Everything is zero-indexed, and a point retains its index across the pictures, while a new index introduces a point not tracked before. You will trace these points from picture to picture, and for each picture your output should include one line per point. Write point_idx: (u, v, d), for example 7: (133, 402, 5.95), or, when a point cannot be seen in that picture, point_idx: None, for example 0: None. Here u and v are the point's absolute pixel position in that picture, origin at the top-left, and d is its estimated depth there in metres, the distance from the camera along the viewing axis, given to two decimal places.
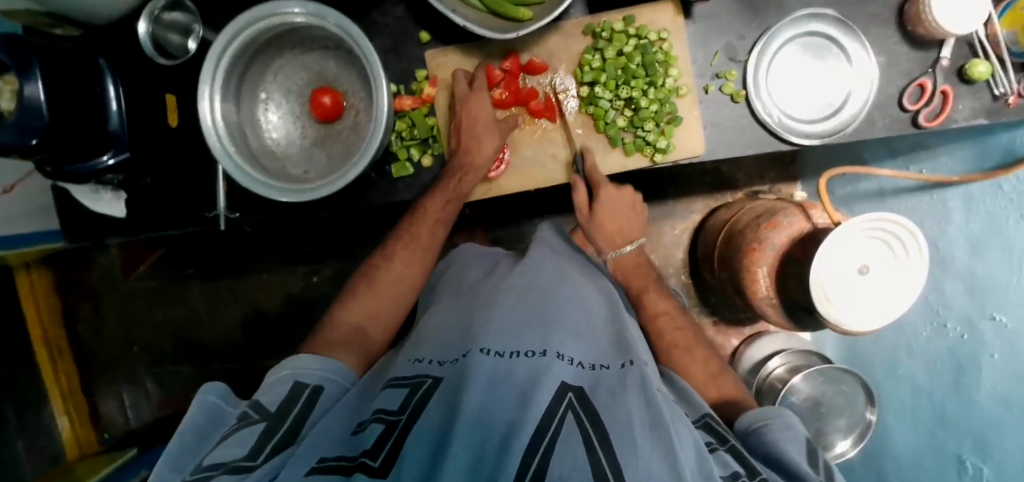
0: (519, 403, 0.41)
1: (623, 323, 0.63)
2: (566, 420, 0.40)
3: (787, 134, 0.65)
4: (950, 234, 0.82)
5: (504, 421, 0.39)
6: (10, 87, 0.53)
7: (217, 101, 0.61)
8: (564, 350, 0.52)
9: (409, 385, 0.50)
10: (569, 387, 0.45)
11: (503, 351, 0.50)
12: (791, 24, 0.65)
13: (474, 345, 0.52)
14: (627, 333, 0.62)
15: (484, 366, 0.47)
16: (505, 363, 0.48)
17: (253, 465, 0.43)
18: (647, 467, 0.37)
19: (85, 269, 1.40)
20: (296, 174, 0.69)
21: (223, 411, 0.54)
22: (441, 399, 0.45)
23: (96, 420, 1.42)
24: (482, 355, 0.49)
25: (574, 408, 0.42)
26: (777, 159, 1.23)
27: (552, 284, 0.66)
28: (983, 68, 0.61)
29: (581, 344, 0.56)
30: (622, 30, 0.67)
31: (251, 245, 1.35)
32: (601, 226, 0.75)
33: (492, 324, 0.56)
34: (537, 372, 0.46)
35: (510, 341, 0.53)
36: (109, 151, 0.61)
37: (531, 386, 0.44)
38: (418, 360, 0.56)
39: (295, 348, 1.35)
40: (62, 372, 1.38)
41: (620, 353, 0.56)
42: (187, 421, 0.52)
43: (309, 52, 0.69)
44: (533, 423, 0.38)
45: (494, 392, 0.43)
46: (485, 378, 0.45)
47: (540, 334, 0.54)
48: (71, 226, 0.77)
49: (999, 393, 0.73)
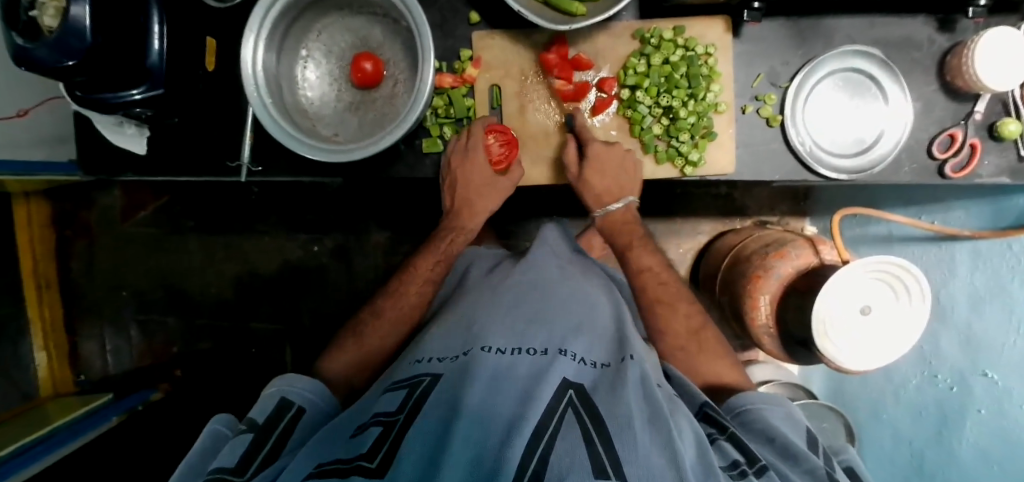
0: (521, 401, 0.41)
1: (625, 322, 0.62)
2: (565, 416, 0.40)
3: (816, 165, 0.67)
4: (954, 287, 0.82)
5: (505, 417, 0.39)
6: (55, 3, 0.53)
7: (260, 50, 0.61)
8: (567, 346, 0.53)
9: (407, 386, 0.49)
10: (570, 384, 0.45)
11: (504, 348, 0.51)
12: (836, 58, 0.66)
13: (476, 344, 0.52)
14: (627, 332, 0.60)
15: (487, 363, 0.47)
16: (508, 360, 0.48)
17: (241, 480, 0.43)
18: (647, 460, 0.36)
19: (84, 206, 1.38)
20: (326, 135, 0.68)
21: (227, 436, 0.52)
22: (442, 395, 0.44)
23: (75, 361, 1.39)
24: (484, 352, 0.49)
25: (575, 405, 0.41)
26: (790, 193, 1.24)
27: (552, 285, 0.66)
28: (1015, 127, 0.63)
29: (584, 340, 0.55)
30: (671, 39, 0.67)
31: (255, 205, 1.34)
32: (588, 184, 0.71)
33: (494, 319, 0.57)
34: (538, 369, 0.46)
35: (513, 336, 0.53)
36: (141, 85, 0.61)
37: (531, 385, 0.43)
38: (418, 359, 0.55)
39: (286, 314, 1.34)
40: (47, 306, 1.36)
41: (619, 349, 0.56)
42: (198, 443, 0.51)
43: (356, 15, 0.69)
44: (535, 419, 0.38)
45: (496, 389, 0.42)
46: (489, 373, 0.45)
47: (546, 332, 0.54)
48: (88, 157, 0.76)
49: (985, 443, 0.74)
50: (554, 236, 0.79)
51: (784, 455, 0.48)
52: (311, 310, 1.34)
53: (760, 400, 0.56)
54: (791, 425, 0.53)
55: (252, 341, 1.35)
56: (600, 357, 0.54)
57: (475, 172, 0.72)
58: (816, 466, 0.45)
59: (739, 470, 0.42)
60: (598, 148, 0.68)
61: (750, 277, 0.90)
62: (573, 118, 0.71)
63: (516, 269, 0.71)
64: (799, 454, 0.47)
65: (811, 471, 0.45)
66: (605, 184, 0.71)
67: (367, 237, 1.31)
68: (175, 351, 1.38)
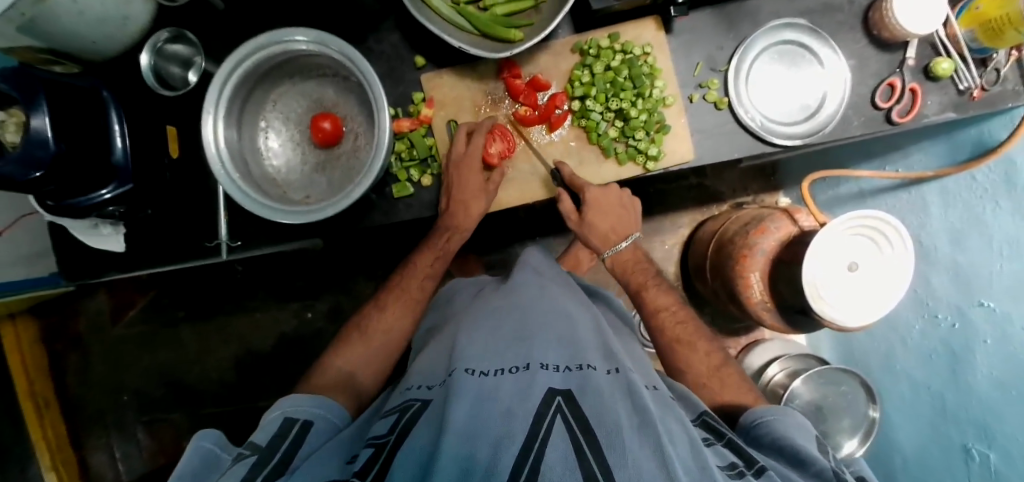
0: (505, 417, 0.41)
1: (607, 335, 0.63)
2: (555, 422, 0.40)
3: (769, 136, 0.69)
4: (931, 227, 0.84)
5: (490, 441, 0.38)
6: (15, 119, 0.55)
7: (220, 128, 0.63)
8: (547, 359, 0.52)
9: (397, 411, 0.50)
10: (556, 391, 0.45)
11: (487, 370, 0.50)
12: (765, 34, 0.70)
13: (459, 365, 0.51)
14: (613, 345, 0.60)
15: (469, 385, 0.46)
16: (490, 381, 0.47)
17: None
18: (637, 462, 0.37)
19: (72, 317, 1.36)
20: (297, 199, 0.70)
21: (218, 456, 0.49)
22: (427, 423, 0.44)
23: (85, 476, 1.35)
24: (466, 374, 0.48)
25: (563, 411, 0.42)
26: (758, 171, 1.27)
27: (531, 301, 0.67)
28: (947, 64, 0.66)
29: (565, 349, 0.55)
30: (608, 46, 0.71)
31: (242, 283, 1.34)
32: (593, 227, 0.75)
33: (476, 343, 0.56)
34: (522, 386, 0.46)
35: (495, 359, 0.52)
36: (110, 184, 0.62)
37: (517, 401, 0.43)
38: (407, 387, 0.56)
39: (290, 386, 1.32)
40: (49, 425, 1.32)
41: (607, 359, 0.56)
42: (179, 472, 0.47)
43: (307, 80, 0.71)
44: (520, 439, 0.38)
45: (479, 409, 0.42)
46: (471, 396, 0.44)
47: (527, 348, 0.54)
48: (68, 265, 0.77)
49: (994, 376, 0.72)
50: (539, 261, 0.81)
51: (792, 461, 0.49)
52: None
53: (771, 410, 0.57)
54: (800, 431, 0.54)
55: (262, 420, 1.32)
56: (584, 360, 0.53)
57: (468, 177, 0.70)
58: (822, 467, 0.47)
59: (736, 470, 0.43)
60: (595, 190, 0.72)
61: (737, 258, 0.91)
62: (560, 171, 0.72)
63: (498, 293, 0.72)
64: (807, 458, 0.49)
65: (819, 473, 0.47)
66: (607, 226, 0.75)
67: (359, 293, 1.30)
68: (186, 445, 1.34)
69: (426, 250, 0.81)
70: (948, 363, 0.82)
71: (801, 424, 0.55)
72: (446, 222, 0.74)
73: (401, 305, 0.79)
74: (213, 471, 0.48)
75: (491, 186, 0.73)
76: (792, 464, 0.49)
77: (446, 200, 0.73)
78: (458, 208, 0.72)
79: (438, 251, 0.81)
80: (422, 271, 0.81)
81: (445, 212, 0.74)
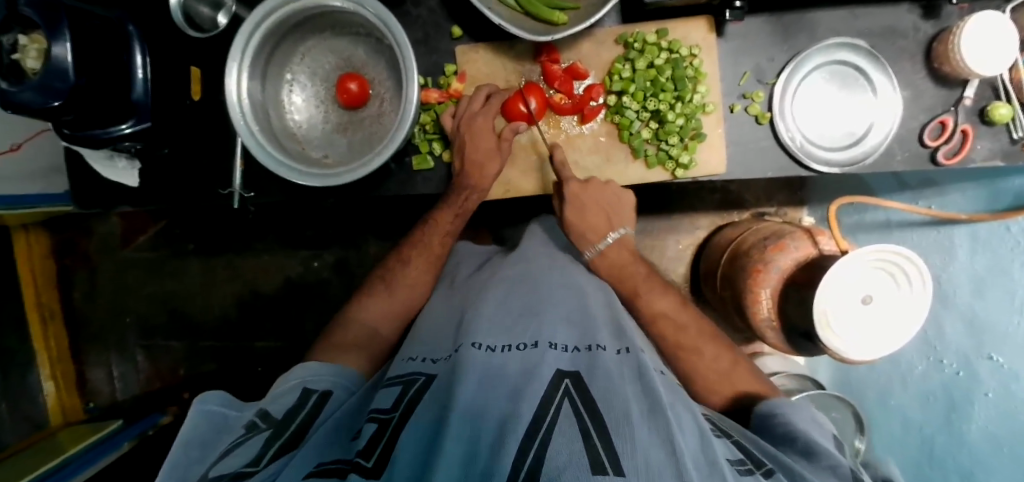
0: (510, 398, 0.41)
1: (619, 312, 0.61)
2: (562, 407, 0.40)
3: (808, 160, 0.67)
4: (953, 271, 0.82)
5: (496, 421, 0.38)
6: (37, 46, 0.54)
7: (243, 79, 0.61)
8: (556, 338, 0.52)
9: (400, 383, 0.50)
10: (565, 374, 0.45)
11: (494, 346, 0.50)
12: (821, 51, 0.66)
13: (465, 339, 0.51)
14: (621, 319, 0.59)
15: (476, 362, 0.46)
16: (497, 357, 0.48)
17: (257, 469, 0.42)
18: (645, 450, 0.35)
19: (83, 234, 1.38)
20: (316, 157, 0.68)
21: (225, 416, 0.52)
22: (432, 398, 0.44)
23: (83, 389, 1.40)
24: (474, 349, 0.48)
25: (571, 395, 0.41)
26: (785, 183, 1.23)
27: (541, 275, 0.66)
28: (1005, 110, 0.62)
29: (574, 328, 0.55)
30: (655, 42, 0.68)
31: (252, 224, 1.33)
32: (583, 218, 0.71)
33: (483, 316, 0.56)
34: (529, 365, 0.46)
35: (504, 333, 0.53)
36: (129, 119, 0.61)
37: (524, 382, 0.43)
38: (411, 358, 0.56)
39: (288, 331, 1.34)
40: (53, 336, 1.37)
41: (616, 338, 0.55)
42: (187, 430, 0.50)
43: (339, 36, 0.69)
44: (525, 420, 0.37)
45: (485, 388, 0.42)
46: (478, 373, 0.44)
47: (535, 325, 0.54)
48: (80, 191, 0.76)
49: (990, 433, 0.75)
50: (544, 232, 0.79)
51: (805, 451, 0.48)
52: (314, 326, 1.33)
53: (777, 405, 0.55)
54: (812, 424, 0.52)
55: (258, 360, 1.35)
56: (593, 339, 0.52)
57: (479, 138, 0.68)
58: (839, 463, 0.46)
59: (746, 467, 0.41)
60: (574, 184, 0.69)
61: (750, 272, 0.90)
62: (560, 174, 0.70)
63: (506, 263, 0.71)
64: (820, 451, 0.47)
65: (834, 468, 0.46)
66: (592, 219, 0.71)
67: (365, 250, 1.30)
68: (181, 374, 1.38)
69: (444, 205, 0.74)
70: (947, 408, 0.82)
71: (817, 421, 0.54)
72: (461, 182, 0.70)
73: (412, 268, 0.75)
74: (222, 430, 0.51)
75: (504, 147, 0.70)
76: (804, 454, 0.48)
77: (459, 160, 0.69)
78: (472, 169, 0.69)
79: (456, 208, 0.73)
80: (440, 229, 0.75)
81: (459, 171, 0.70)
